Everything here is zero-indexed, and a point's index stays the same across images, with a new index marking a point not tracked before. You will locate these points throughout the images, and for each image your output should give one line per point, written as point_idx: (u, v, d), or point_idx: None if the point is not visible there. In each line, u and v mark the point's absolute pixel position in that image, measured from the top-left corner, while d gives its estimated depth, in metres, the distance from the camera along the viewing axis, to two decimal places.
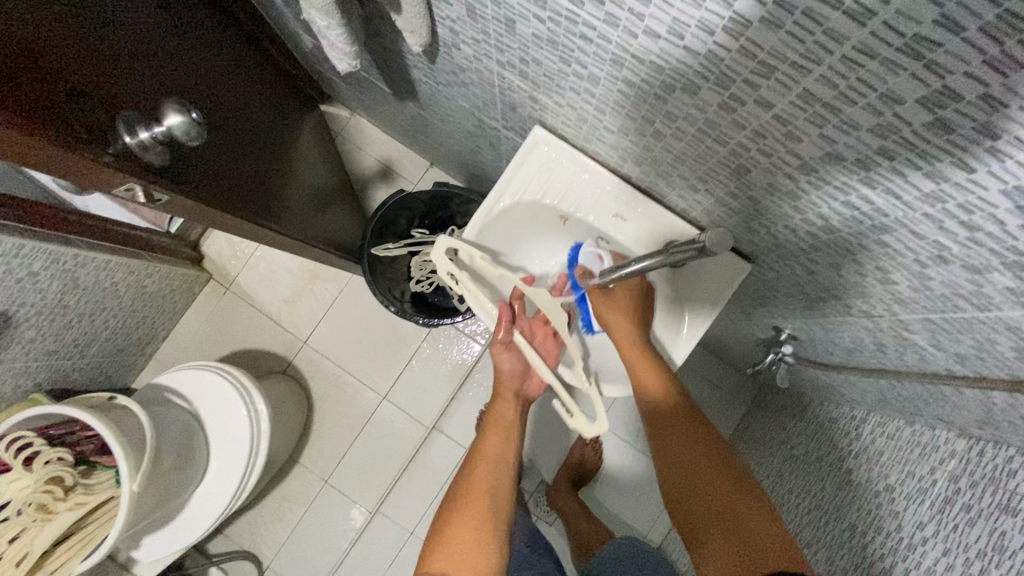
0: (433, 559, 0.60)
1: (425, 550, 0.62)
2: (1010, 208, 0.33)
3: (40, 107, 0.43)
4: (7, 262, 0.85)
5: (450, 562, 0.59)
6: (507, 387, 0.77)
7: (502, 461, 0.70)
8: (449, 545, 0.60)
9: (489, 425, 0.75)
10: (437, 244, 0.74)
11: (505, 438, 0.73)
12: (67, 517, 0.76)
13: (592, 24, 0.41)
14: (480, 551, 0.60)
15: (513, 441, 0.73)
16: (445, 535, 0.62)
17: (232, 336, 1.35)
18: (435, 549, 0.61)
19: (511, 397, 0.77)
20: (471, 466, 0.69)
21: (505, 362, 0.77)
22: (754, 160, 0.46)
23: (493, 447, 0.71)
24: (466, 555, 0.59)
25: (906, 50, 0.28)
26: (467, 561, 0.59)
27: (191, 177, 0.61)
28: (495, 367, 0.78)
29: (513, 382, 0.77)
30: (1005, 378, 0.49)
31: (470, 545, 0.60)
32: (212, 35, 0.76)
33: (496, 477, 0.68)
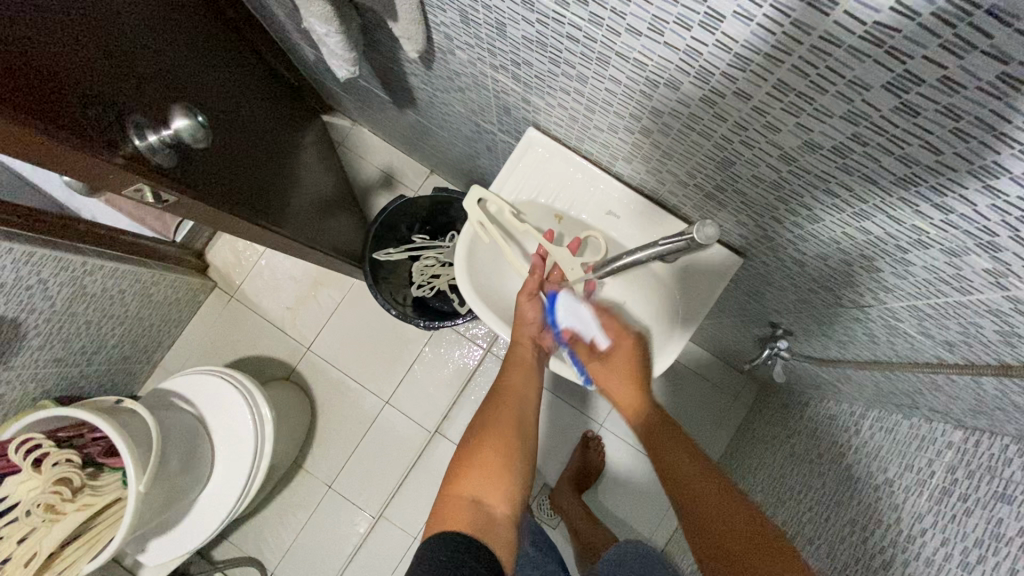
0: (460, 484, 0.61)
1: (449, 478, 0.63)
2: (979, 187, 0.34)
3: (55, 110, 0.45)
4: (17, 270, 0.87)
5: (479, 488, 0.61)
6: (524, 332, 0.76)
7: (525, 399, 0.72)
8: (477, 473, 0.62)
9: (510, 364, 0.75)
10: (471, 191, 0.72)
11: (527, 375, 0.74)
12: (74, 517, 0.77)
13: (577, 25, 0.43)
14: (506, 480, 0.62)
15: (534, 381, 0.74)
16: (472, 464, 0.63)
17: (237, 343, 1.37)
18: (461, 475, 0.62)
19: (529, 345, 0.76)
20: (493, 403, 0.71)
21: (529, 311, 0.76)
22: (737, 152, 0.48)
23: (514, 386, 0.73)
24: (494, 483, 0.61)
25: (868, 38, 0.30)
26: (495, 489, 0.61)
27: (198, 180, 0.64)
28: (517, 316, 0.77)
29: (532, 330, 0.77)
30: (994, 363, 0.50)
31: (497, 474, 0.62)
32: (219, 48, 0.79)
33: (519, 414, 0.70)
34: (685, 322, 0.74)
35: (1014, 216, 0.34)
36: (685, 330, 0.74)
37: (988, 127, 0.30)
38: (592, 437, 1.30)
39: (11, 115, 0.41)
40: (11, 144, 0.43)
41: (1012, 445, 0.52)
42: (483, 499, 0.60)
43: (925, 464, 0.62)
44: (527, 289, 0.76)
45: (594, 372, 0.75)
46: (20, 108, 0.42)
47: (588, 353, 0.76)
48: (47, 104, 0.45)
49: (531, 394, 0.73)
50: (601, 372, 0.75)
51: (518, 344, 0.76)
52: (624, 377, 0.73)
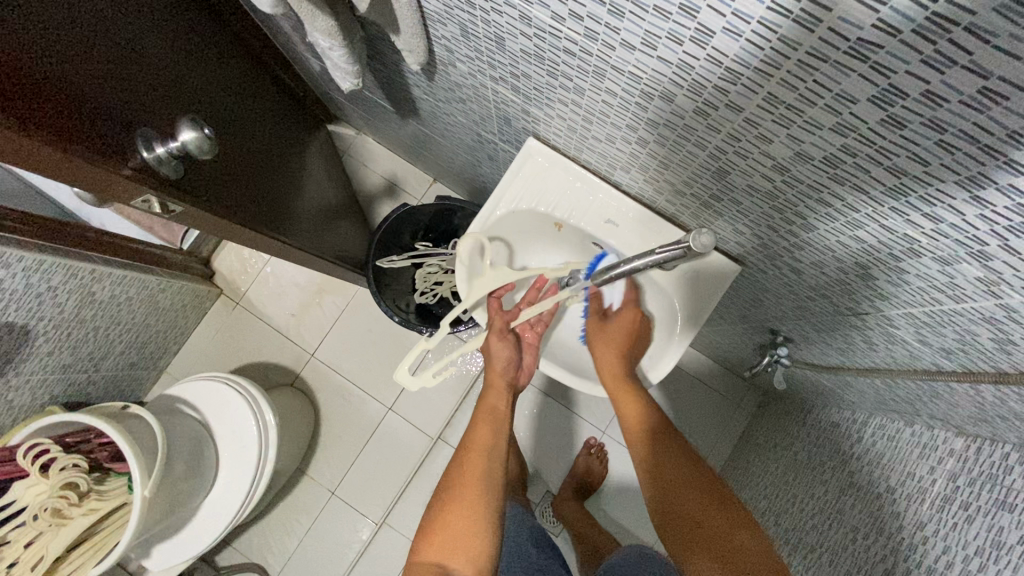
0: (424, 552, 0.60)
1: (417, 542, 0.62)
2: (967, 199, 0.35)
3: (68, 126, 0.47)
4: (27, 277, 0.89)
5: (445, 552, 0.59)
6: (497, 375, 0.75)
7: (492, 449, 0.67)
8: (443, 536, 0.60)
9: (478, 415, 0.72)
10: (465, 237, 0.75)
11: (496, 422, 0.71)
12: (81, 522, 0.78)
13: (573, 39, 0.44)
14: (472, 540, 0.59)
15: (502, 429, 0.71)
16: (435, 530, 0.60)
17: (242, 349, 1.38)
18: (427, 541, 0.60)
19: (501, 390, 0.75)
20: (461, 456, 0.67)
21: (500, 352, 0.76)
22: (731, 162, 0.49)
23: (482, 436, 0.69)
24: (462, 544, 0.59)
25: (852, 53, 0.30)
26: (460, 551, 0.58)
27: (204, 189, 0.65)
28: (488, 360, 0.77)
29: (504, 372, 0.76)
30: (992, 371, 0.50)
31: (458, 535, 0.59)
32: (227, 61, 0.81)
33: (489, 466, 0.65)
34: (683, 330, 0.75)
35: (1002, 226, 0.35)
36: (683, 338, 0.75)
37: (973, 140, 0.30)
38: (594, 445, 1.30)
39: (7, 122, 0.42)
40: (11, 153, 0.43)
41: (1013, 453, 0.52)
42: (449, 564, 0.58)
43: (927, 471, 0.62)
44: (497, 328, 0.76)
45: (591, 330, 0.80)
46: (21, 117, 0.43)
47: (597, 312, 0.81)
48: (49, 114, 0.45)
49: (500, 445, 0.68)
50: (596, 331, 0.79)
51: (489, 392, 0.75)
52: (618, 345, 0.76)
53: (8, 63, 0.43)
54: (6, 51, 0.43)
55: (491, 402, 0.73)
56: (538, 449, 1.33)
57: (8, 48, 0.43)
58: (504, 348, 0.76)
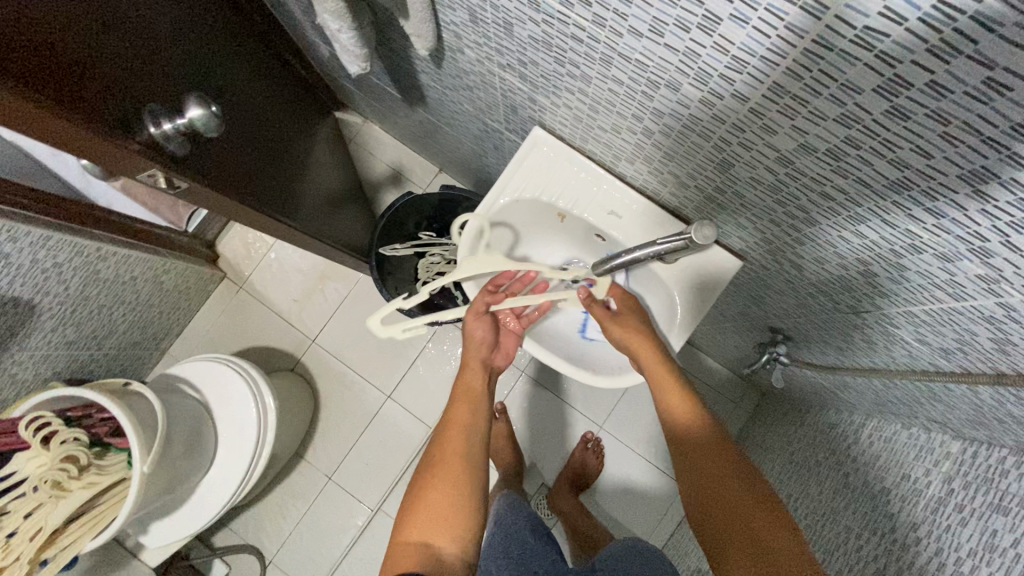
0: (407, 529, 0.59)
1: (400, 519, 0.61)
2: (969, 193, 0.35)
3: (78, 97, 0.47)
4: (34, 252, 0.90)
5: (426, 529, 0.58)
6: (473, 354, 0.77)
7: (472, 426, 0.68)
8: (425, 514, 0.59)
9: (458, 393, 0.73)
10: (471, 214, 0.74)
11: (473, 401, 0.71)
12: (80, 495, 0.79)
13: (581, 25, 0.44)
14: (454, 516, 0.59)
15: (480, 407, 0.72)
16: (418, 505, 0.60)
17: (245, 333, 1.39)
18: (410, 517, 0.60)
19: (478, 369, 0.76)
20: (440, 436, 0.67)
21: (477, 331, 0.77)
22: (736, 154, 0.49)
23: (462, 412, 0.69)
24: (443, 522, 0.59)
25: (858, 41, 0.30)
26: (443, 527, 0.58)
27: (209, 167, 0.65)
28: (466, 337, 0.78)
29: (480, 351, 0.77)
30: (989, 372, 0.50)
31: (441, 511, 0.59)
32: (236, 43, 0.81)
33: (469, 445, 0.66)
34: (683, 322, 0.75)
35: (1005, 221, 0.35)
36: (677, 333, 0.76)
37: (975, 132, 0.30)
38: (591, 439, 1.30)
39: (15, 88, 0.42)
40: (14, 115, 0.43)
41: (1009, 456, 0.52)
42: (432, 540, 0.57)
43: (922, 473, 0.62)
44: (474, 309, 0.76)
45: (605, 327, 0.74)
46: (23, 80, 0.42)
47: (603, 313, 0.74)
48: (52, 79, 0.45)
49: (478, 421, 0.69)
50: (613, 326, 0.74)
51: (466, 370, 0.76)
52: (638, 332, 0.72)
53: (14, 27, 0.42)
54: (17, 18, 0.43)
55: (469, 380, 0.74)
56: (534, 441, 1.34)
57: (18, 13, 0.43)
58: (482, 332, 0.77)
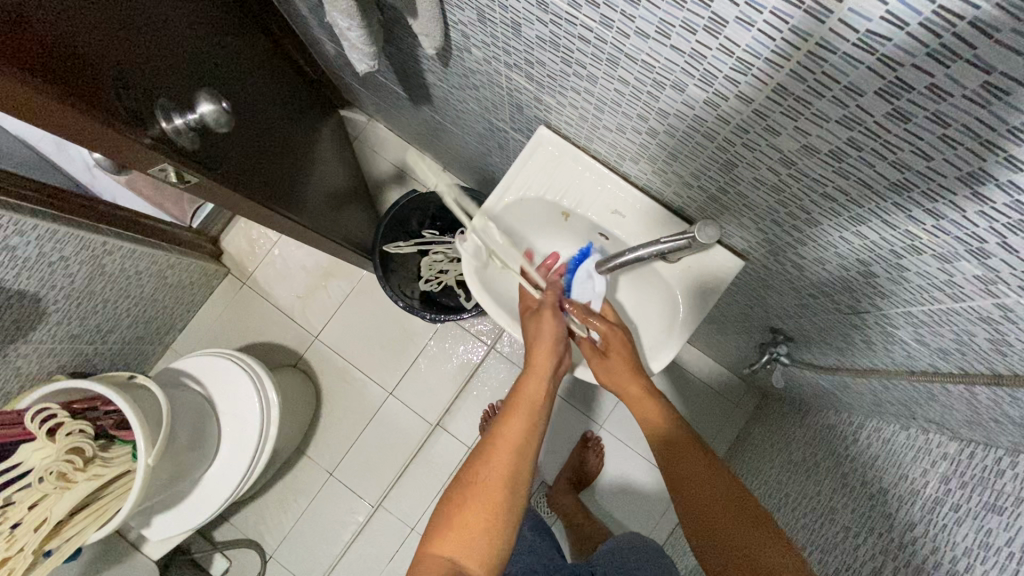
0: (440, 541, 0.55)
1: (432, 527, 0.57)
2: (968, 195, 0.35)
3: (92, 92, 0.48)
4: (41, 245, 0.90)
5: (458, 546, 0.55)
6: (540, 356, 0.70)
7: (528, 441, 0.62)
8: (457, 530, 0.55)
9: (518, 394, 0.66)
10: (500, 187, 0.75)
11: (528, 416, 0.63)
12: (86, 486, 0.80)
13: (588, 25, 0.45)
14: (489, 543, 0.55)
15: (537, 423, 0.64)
16: (454, 520, 0.56)
17: (247, 329, 1.40)
18: (445, 528, 0.56)
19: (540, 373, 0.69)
20: (486, 447, 0.61)
21: (545, 328, 0.73)
22: (739, 155, 0.50)
23: (521, 422, 0.63)
24: (476, 541, 0.55)
25: (861, 45, 0.31)
26: (474, 549, 0.54)
27: (218, 162, 0.66)
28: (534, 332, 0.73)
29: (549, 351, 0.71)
30: (986, 373, 0.51)
31: (477, 534, 0.55)
32: (245, 40, 0.82)
33: (517, 468, 0.59)
34: (685, 322, 0.75)
35: (1001, 223, 0.35)
36: (682, 332, 0.76)
37: (974, 134, 0.31)
38: (591, 438, 1.31)
39: (33, 83, 0.42)
40: (30, 109, 0.44)
41: (1005, 457, 0.53)
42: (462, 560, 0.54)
43: (919, 473, 0.63)
44: (550, 306, 0.75)
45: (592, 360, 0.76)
46: (40, 76, 0.43)
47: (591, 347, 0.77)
48: (67, 75, 0.46)
49: (534, 438, 0.62)
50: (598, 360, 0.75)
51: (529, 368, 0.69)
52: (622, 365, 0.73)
53: (32, 22, 0.43)
54: (34, 13, 0.43)
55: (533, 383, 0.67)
56: None
57: (36, 9, 0.44)
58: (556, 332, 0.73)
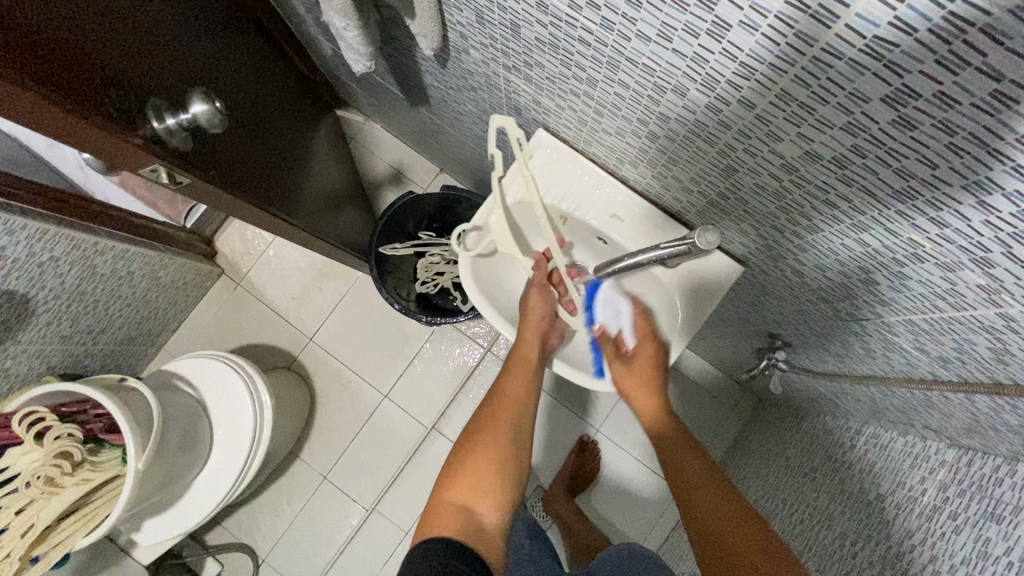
0: (452, 489, 0.61)
1: (440, 484, 0.62)
2: (973, 204, 0.35)
3: (82, 92, 0.47)
4: (30, 245, 0.89)
5: (469, 495, 0.60)
6: (532, 326, 0.77)
7: (523, 404, 0.70)
8: (468, 481, 0.61)
9: (513, 363, 0.74)
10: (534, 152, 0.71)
11: (524, 379, 0.72)
12: (74, 491, 0.78)
13: (588, 28, 0.44)
14: (496, 487, 0.61)
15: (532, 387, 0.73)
16: (465, 470, 0.62)
17: (241, 330, 1.38)
18: (456, 478, 0.62)
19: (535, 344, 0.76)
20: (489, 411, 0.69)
21: (538, 304, 0.78)
22: (740, 160, 0.49)
23: (517, 386, 0.71)
24: (486, 489, 0.60)
25: (867, 52, 0.30)
26: (483, 497, 0.60)
27: (211, 163, 0.65)
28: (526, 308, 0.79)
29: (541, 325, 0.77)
30: (987, 381, 0.51)
31: (487, 483, 0.61)
32: (240, 38, 0.81)
33: (516, 424, 0.67)
34: (683, 329, 0.75)
35: (1007, 233, 0.35)
36: (681, 338, 0.76)
37: (982, 143, 0.31)
38: (588, 442, 1.31)
39: (21, 82, 0.41)
40: (20, 111, 0.43)
41: (1004, 465, 0.52)
42: (473, 505, 0.59)
43: (917, 481, 0.62)
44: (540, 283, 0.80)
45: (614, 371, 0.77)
46: (30, 78, 0.42)
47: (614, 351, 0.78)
48: (58, 75, 0.45)
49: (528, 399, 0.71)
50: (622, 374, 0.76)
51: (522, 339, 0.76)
52: (644, 383, 0.74)
53: (19, 19, 0.42)
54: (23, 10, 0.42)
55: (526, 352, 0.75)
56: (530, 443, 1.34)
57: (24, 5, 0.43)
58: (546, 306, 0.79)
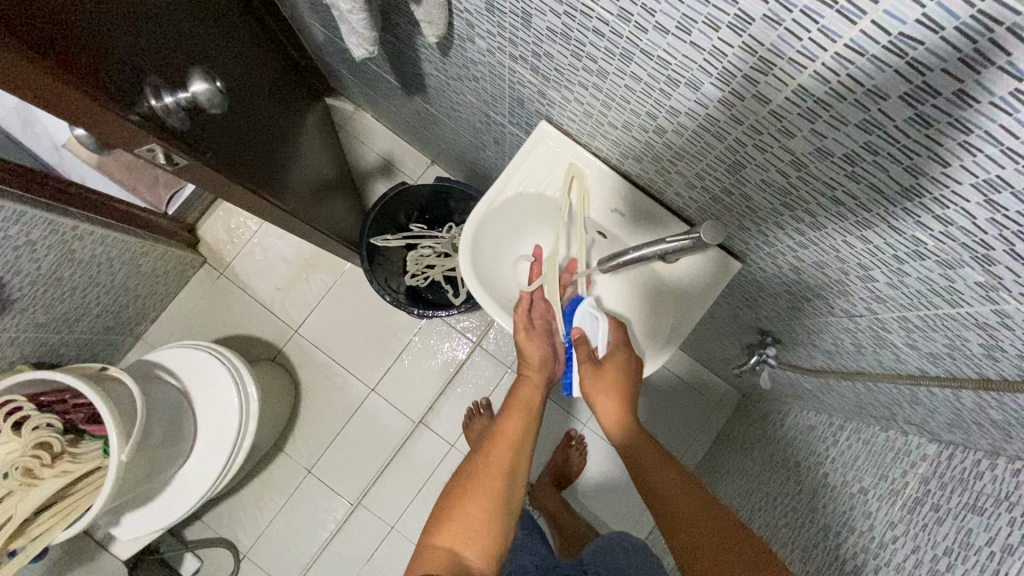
0: (442, 533, 0.58)
1: (432, 522, 0.60)
2: (979, 202, 0.36)
3: (79, 63, 0.45)
4: (7, 228, 0.85)
5: (461, 540, 0.57)
6: (535, 360, 0.75)
7: (522, 443, 0.66)
8: (461, 522, 0.58)
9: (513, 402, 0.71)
10: (540, 130, 0.71)
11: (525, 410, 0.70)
12: (53, 484, 0.75)
13: (604, 19, 0.44)
14: (489, 533, 0.58)
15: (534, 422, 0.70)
16: (456, 513, 0.59)
17: (225, 321, 1.35)
18: (447, 520, 0.59)
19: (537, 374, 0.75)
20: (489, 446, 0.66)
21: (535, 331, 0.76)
22: (749, 156, 0.50)
23: (514, 424, 0.68)
24: (477, 535, 0.58)
25: (891, 48, 0.31)
26: (475, 543, 0.57)
27: (206, 144, 0.63)
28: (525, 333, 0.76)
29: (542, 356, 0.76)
30: (974, 377, 0.52)
31: (479, 528, 0.58)
32: (234, 20, 0.79)
33: (515, 462, 0.64)
34: (681, 323, 0.76)
35: (1011, 231, 0.36)
36: (678, 338, 0.77)
37: (996, 143, 0.31)
38: (574, 437, 1.31)
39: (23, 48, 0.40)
40: (16, 81, 0.41)
41: (985, 459, 0.54)
42: (463, 552, 0.57)
43: (901, 474, 0.64)
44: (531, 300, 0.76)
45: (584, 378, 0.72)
46: (31, 45, 0.40)
47: (587, 359, 0.73)
48: (56, 45, 0.43)
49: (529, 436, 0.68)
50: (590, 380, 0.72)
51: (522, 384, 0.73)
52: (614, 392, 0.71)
53: None
54: None
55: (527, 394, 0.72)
56: None
57: None
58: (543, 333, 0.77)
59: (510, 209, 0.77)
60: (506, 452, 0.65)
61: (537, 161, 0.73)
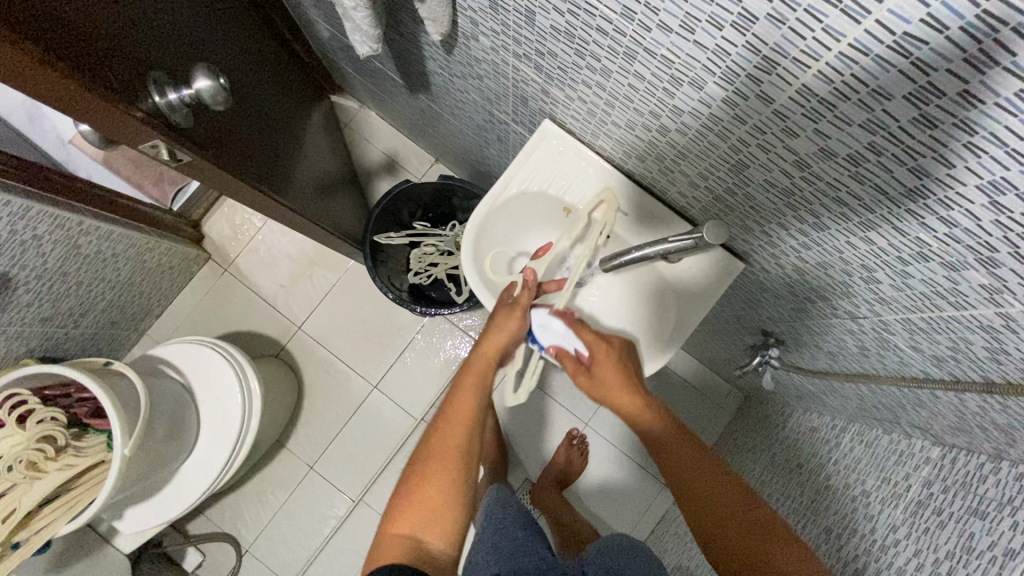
0: (399, 522, 0.60)
1: (391, 510, 0.62)
2: (985, 204, 0.35)
3: (82, 58, 0.45)
4: (13, 223, 0.86)
5: (418, 525, 0.59)
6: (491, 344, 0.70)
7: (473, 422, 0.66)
8: (418, 508, 0.60)
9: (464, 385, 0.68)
10: (543, 130, 0.71)
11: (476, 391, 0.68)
12: (58, 476, 0.76)
13: (608, 17, 0.44)
14: (446, 514, 0.59)
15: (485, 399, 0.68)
16: (414, 500, 0.60)
17: (228, 317, 1.36)
18: (405, 505, 0.61)
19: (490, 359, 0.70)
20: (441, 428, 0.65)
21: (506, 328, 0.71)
22: (752, 155, 0.49)
23: (465, 404, 0.66)
24: (434, 518, 0.59)
25: (896, 48, 0.31)
26: (433, 526, 0.59)
27: (210, 141, 0.63)
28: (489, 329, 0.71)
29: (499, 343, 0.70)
30: (978, 380, 0.52)
31: (437, 510, 0.59)
32: (239, 17, 0.79)
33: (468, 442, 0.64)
34: (684, 322, 0.76)
35: (1016, 233, 0.36)
36: (681, 337, 0.77)
37: (1001, 144, 0.31)
38: (575, 437, 1.30)
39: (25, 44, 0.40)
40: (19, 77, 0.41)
41: (988, 462, 0.53)
42: (422, 535, 0.58)
43: (903, 477, 0.64)
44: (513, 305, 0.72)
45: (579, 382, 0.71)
46: (33, 41, 0.40)
47: (575, 366, 0.71)
48: (59, 41, 0.43)
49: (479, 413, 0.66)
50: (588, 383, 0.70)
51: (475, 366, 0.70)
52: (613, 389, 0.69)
53: None
54: None
55: (479, 367, 0.69)
56: (521, 436, 1.35)
57: None
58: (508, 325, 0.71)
59: (513, 208, 0.77)
60: (457, 433, 0.64)
61: (540, 160, 0.73)
